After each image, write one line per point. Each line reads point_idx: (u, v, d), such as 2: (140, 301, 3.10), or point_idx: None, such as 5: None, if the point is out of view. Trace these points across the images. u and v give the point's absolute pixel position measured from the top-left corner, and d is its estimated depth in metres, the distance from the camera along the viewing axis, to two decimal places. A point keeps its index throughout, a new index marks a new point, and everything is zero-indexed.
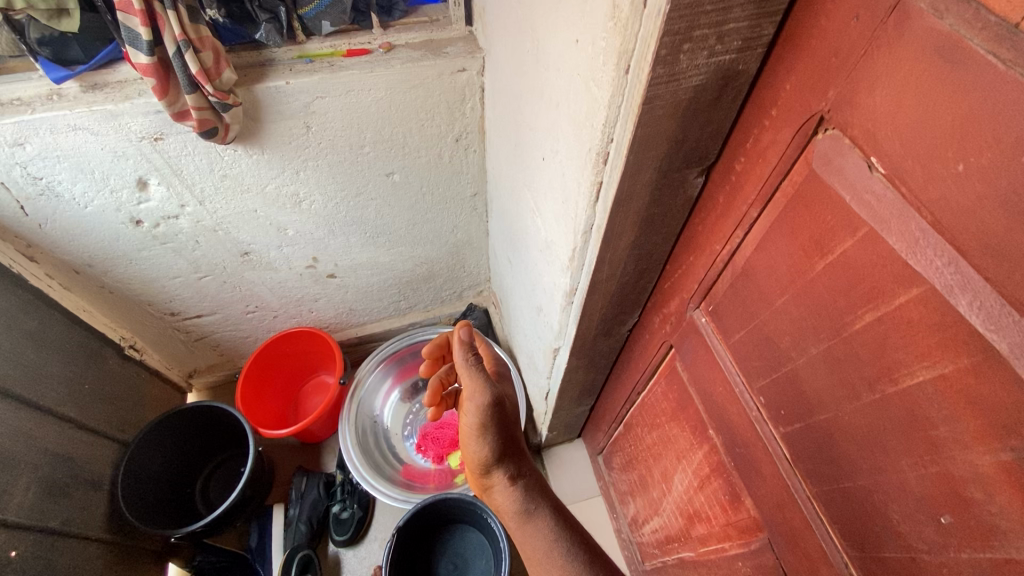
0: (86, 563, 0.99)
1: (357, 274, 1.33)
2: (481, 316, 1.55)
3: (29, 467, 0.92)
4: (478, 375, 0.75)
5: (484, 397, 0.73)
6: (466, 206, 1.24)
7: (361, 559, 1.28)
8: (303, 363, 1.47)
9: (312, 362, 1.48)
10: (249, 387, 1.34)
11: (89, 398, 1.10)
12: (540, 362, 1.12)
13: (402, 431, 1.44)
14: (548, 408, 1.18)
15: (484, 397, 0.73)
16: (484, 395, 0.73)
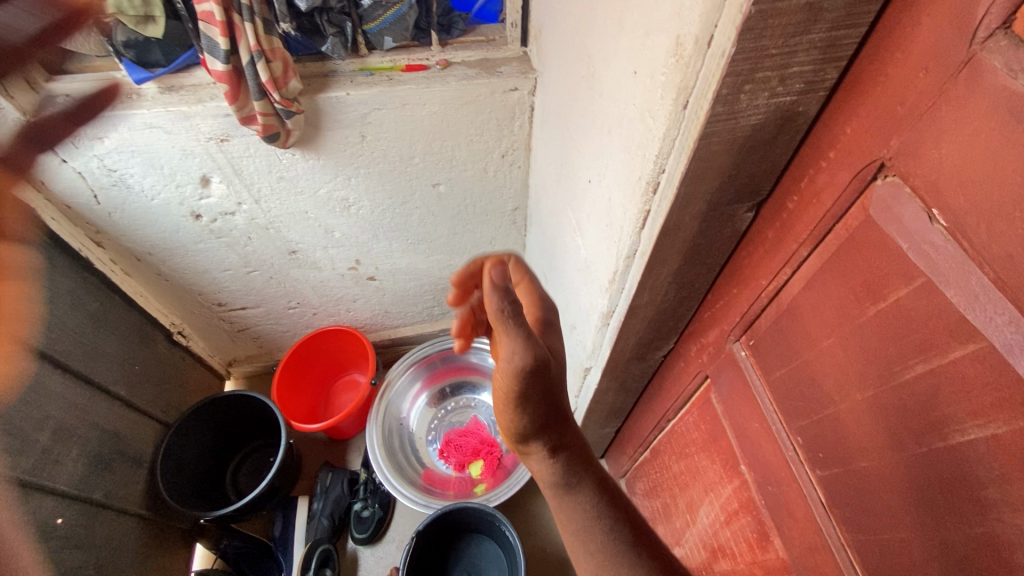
0: (122, 535, 1.04)
1: (396, 279, 1.36)
2: None
3: (81, 439, 0.98)
4: (517, 330, 0.48)
5: (522, 358, 0.48)
6: (506, 219, 1.26)
7: (379, 558, 1.30)
8: (337, 361, 1.51)
9: (345, 361, 1.52)
10: (285, 380, 1.39)
11: (139, 378, 1.16)
12: (569, 380, 1.12)
13: (426, 436, 1.47)
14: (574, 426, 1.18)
15: (524, 358, 0.48)
16: (522, 354, 0.48)
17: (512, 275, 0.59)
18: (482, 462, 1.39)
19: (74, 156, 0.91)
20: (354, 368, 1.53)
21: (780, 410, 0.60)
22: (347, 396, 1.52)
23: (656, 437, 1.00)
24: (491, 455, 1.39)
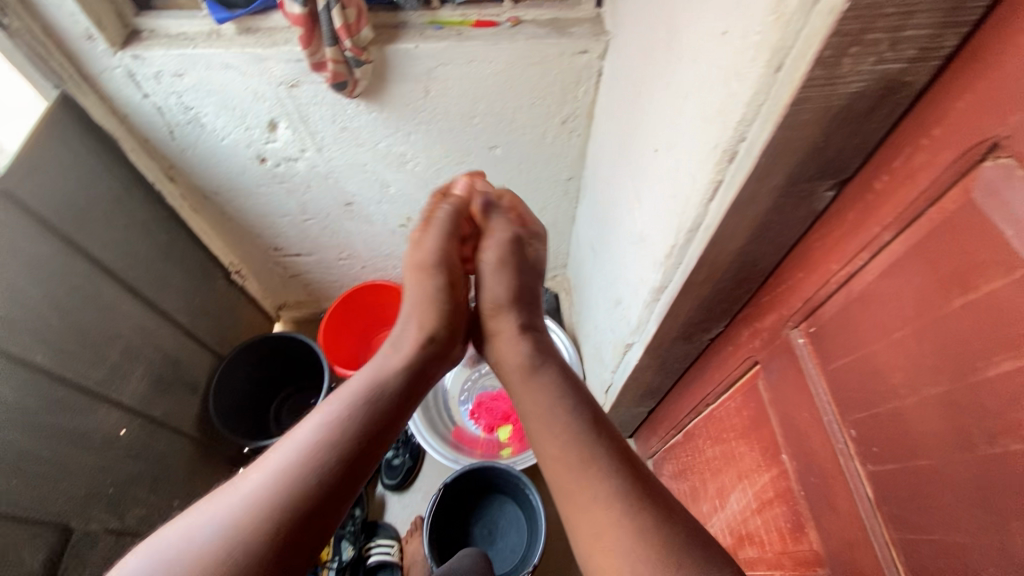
0: (175, 452, 1.12)
1: None
2: (551, 301, 1.56)
3: (146, 361, 1.05)
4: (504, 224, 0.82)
5: (504, 237, 0.80)
6: (559, 189, 1.25)
7: (404, 505, 1.37)
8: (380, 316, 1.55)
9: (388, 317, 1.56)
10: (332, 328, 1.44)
11: (198, 310, 1.23)
12: (607, 355, 1.12)
13: (459, 396, 1.48)
14: (608, 401, 1.18)
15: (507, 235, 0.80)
16: (506, 235, 0.80)
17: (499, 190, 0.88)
18: (510, 428, 1.42)
19: (155, 90, 0.95)
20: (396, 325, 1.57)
21: (834, 400, 0.58)
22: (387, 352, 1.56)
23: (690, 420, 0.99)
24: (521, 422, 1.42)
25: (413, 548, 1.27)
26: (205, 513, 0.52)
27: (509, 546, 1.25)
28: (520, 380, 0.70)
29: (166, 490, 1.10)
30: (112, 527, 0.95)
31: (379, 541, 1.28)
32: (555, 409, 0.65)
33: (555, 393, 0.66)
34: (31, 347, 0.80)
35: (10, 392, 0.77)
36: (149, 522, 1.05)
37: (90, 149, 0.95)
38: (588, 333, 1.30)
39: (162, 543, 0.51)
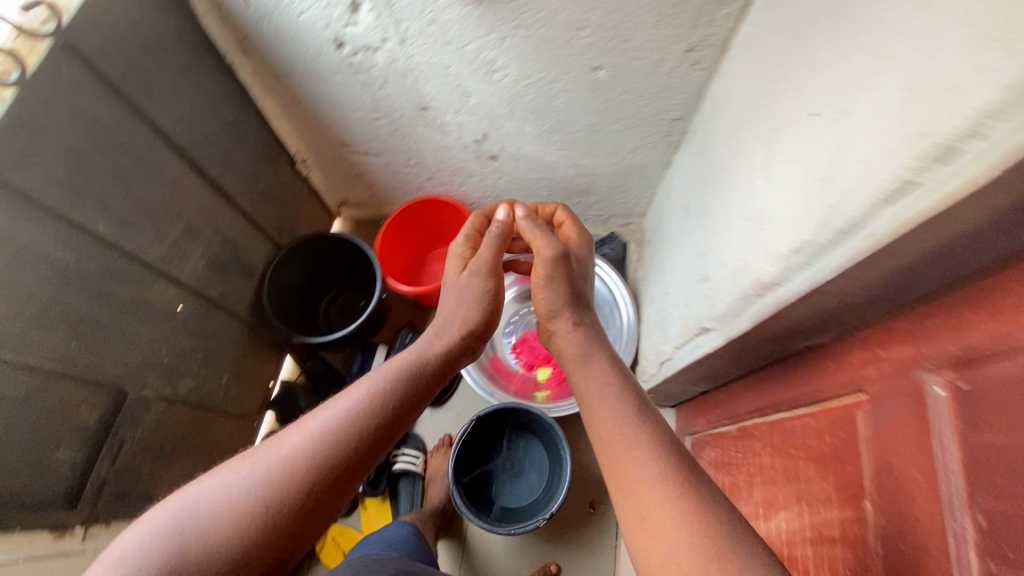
0: (228, 333, 1.15)
1: (517, 164, 1.26)
2: (619, 249, 1.45)
3: (205, 241, 1.04)
4: (551, 239, 0.95)
5: (552, 249, 0.92)
6: (660, 129, 1.08)
7: (434, 420, 1.39)
8: (438, 233, 1.49)
9: (445, 235, 1.50)
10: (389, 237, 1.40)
11: (260, 196, 1.19)
12: (672, 327, 1.03)
13: (504, 328, 1.43)
14: (660, 372, 1.10)
15: (553, 248, 0.93)
16: (551, 248, 0.93)
17: (561, 216, 1.08)
18: (550, 370, 1.38)
19: None
20: (452, 244, 1.52)
21: (969, 489, 0.46)
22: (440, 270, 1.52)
23: (751, 418, 0.90)
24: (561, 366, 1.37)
25: (437, 465, 1.30)
26: (244, 467, 0.66)
27: (527, 484, 1.24)
28: (578, 365, 0.83)
29: (216, 367, 1.14)
30: (164, 394, 0.99)
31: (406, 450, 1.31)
32: (603, 397, 0.75)
33: (604, 377, 0.78)
34: (92, 215, 0.79)
35: (71, 256, 0.77)
36: (199, 393, 1.10)
37: (159, 3, 0.87)
38: (654, 295, 1.20)
39: (205, 486, 0.64)
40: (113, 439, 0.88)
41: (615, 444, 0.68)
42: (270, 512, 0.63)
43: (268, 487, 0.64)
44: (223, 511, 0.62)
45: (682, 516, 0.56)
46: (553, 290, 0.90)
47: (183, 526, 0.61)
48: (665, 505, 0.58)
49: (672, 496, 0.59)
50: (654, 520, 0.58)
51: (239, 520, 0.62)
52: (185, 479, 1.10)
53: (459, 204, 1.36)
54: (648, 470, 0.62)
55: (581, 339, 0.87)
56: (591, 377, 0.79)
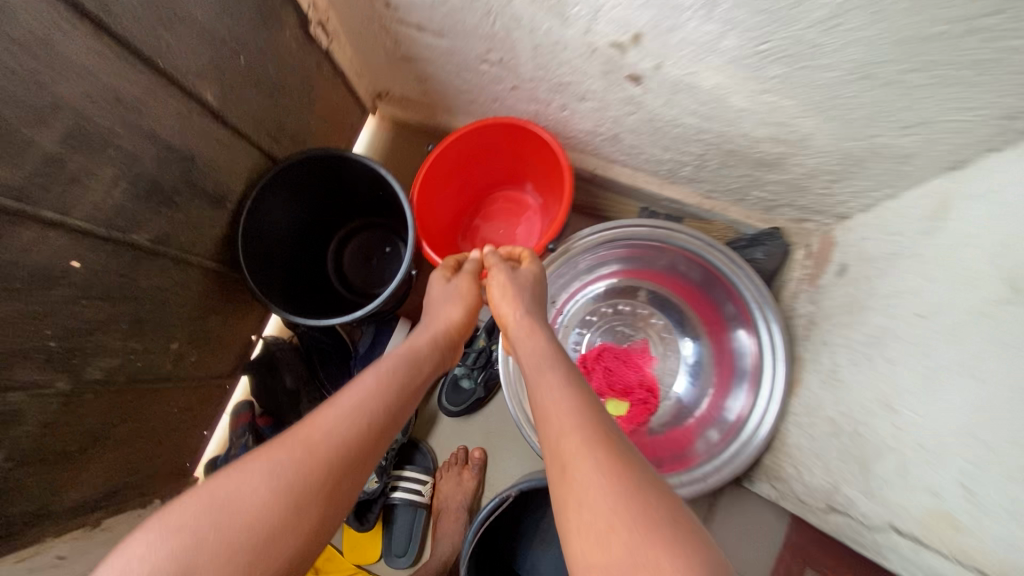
0: (177, 288, 0.76)
1: (669, 100, 0.73)
2: (776, 256, 0.94)
3: (124, 155, 0.60)
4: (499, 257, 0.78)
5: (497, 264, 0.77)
6: (992, 116, 0.53)
7: (456, 432, 1.00)
8: (514, 169, 1.01)
9: (524, 175, 1.01)
10: (439, 168, 0.94)
11: (242, 76, 0.72)
12: (905, 489, 0.57)
13: (574, 330, 1.01)
14: (841, 528, 0.66)
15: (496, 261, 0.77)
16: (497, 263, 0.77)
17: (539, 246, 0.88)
18: (625, 407, 0.96)
19: None
20: (532, 189, 1.03)
21: None
22: (504, 222, 1.06)
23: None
24: (645, 405, 0.95)
25: (446, 494, 0.94)
26: (267, 461, 0.46)
27: None
28: (535, 361, 0.63)
29: (159, 334, 0.77)
30: (58, 389, 0.64)
31: (410, 474, 0.96)
32: (542, 363, 0.61)
33: (554, 347, 0.64)
34: None
35: None
36: (129, 372, 0.74)
37: None
38: (842, 376, 0.72)
39: (217, 491, 0.44)
40: None
41: (552, 408, 0.54)
42: (307, 516, 0.45)
43: (300, 477, 0.46)
44: (244, 516, 0.43)
45: (610, 483, 0.45)
46: (502, 285, 0.73)
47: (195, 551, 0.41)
48: (593, 469, 0.46)
49: (587, 456, 0.48)
50: (580, 492, 0.46)
51: (270, 527, 0.43)
52: (111, 477, 0.79)
53: (555, 142, 0.86)
54: (571, 434, 0.51)
55: (535, 328, 0.67)
56: (535, 360, 0.62)
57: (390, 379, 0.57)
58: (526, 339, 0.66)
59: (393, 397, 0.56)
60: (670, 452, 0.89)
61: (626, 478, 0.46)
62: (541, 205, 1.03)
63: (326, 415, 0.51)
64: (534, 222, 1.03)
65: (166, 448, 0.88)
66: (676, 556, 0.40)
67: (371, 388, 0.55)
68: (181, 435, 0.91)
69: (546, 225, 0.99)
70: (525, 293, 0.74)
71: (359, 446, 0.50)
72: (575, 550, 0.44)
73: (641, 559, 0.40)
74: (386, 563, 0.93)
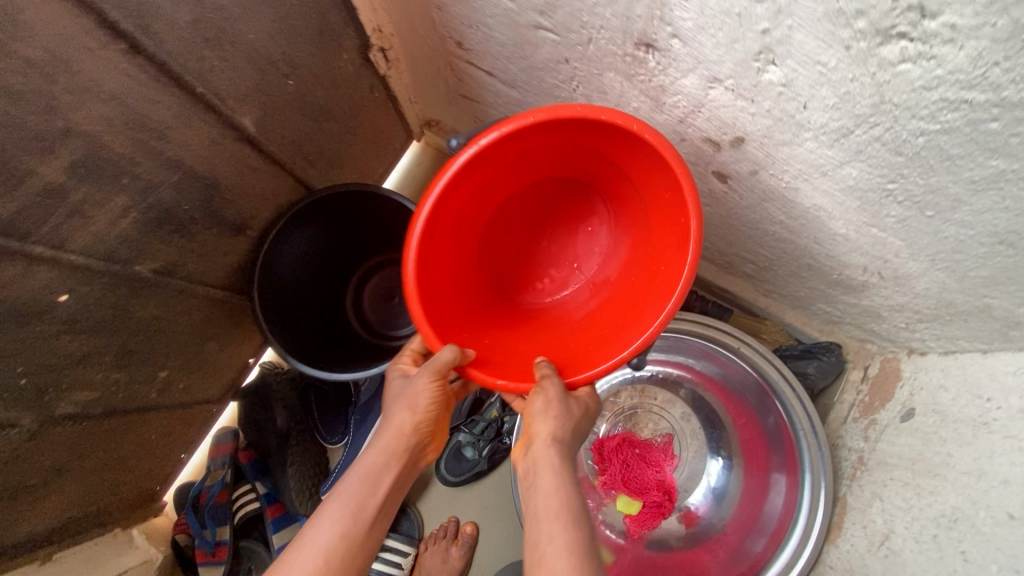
0: (177, 318, 0.69)
1: (755, 204, 0.64)
2: (829, 374, 0.85)
3: (140, 183, 0.52)
4: (549, 367, 0.61)
5: (547, 370, 0.60)
6: None
7: (450, 499, 0.92)
8: (594, 169, 0.67)
9: (607, 181, 0.68)
10: (467, 182, 0.61)
11: (288, 102, 0.65)
12: None
13: (593, 408, 0.93)
14: None
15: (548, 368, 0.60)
16: (547, 371, 0.60)
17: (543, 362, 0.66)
18: (636, 505, 0.86)
19: None
20: (610, 196, 0.70)
21: None
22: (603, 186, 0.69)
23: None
24: (659, 509, 0.86)
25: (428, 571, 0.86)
26: None
27: None
28: (545, 515, 0.48)
29: (148, 364, 0.69)
30: (24, 425, 0.57)
31: (394, 542, 0.88)
32: (555, 522, 0.47)
33: (576, 503, 0.49)
34: None
35: None
36: (106, 405, 0.67)
37: None
38: (898, 549, 0.64)
39: None
40: None
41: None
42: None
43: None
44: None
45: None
46: (547, 407, 0.56)
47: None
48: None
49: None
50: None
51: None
52: (69, 506, 0.72)
53: (688, 187, 0.55)
54: None
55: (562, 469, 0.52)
56: (546, 509, 0.49)
57: (351, 517, 0.50)
58: (540, 461, 0.52)
59: (360, 529, 0.50)
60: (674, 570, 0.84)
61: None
62: (614, 221, 0.72)
63: (298, 550, 0.48)
64: (598, 237, 0.73)
65: (134, 474, 0.81)
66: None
67: (345, 508, 0.50)
68: (155, 459, 0.84)
69: (617, 272, 0.71)
70: (568, 419, 0.57)
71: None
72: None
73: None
74: None
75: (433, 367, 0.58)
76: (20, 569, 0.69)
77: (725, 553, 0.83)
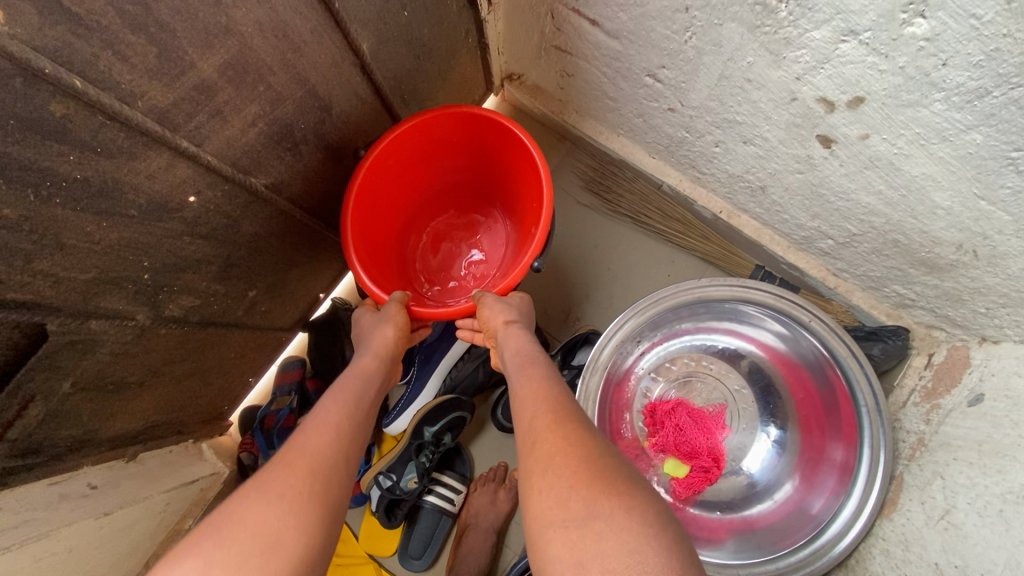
0: (270, 238, 0.71)
1: (855, 173, 0.64)
2: (891, 358, 0.86)
3: (273, 95, 0.54)
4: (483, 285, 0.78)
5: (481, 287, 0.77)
6: None
7: (502, 445, 0.96)
8: (443, 195, 0.91)
9: (477, 172, 0.87)
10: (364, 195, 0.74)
11: (398, 35, 0.66)
12: None
13: (649, 373, 0.94)
14: None
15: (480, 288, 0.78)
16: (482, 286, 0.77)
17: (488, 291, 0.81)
18: (683, 470, 0.89)
19: None
20: (490, 191, 0.90)
21: None
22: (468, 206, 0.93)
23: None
24: (705, 474, 0.89)
25: (476, 509, 0.90)
26: (257, 478, 0.46)
27: None
28: (517, 362, 0.61)
29: (242, 280, 0.72)
30: (139, 321, 0.60)
31: (448, 479, 0.92)
32: (522, 363, 0.61)
33: (531, 347, 0.64)
34: None
35: None
36: (202, 314, 0.70)
37: None
38: (960, 523, 0.65)
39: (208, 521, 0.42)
40: (12, 398, 0.52)
41: (529, 391, 0.55)
42: (310, 520, 0.44)
43: (289, 485, 0.45)
44: (247, 528, 0.42)
45: (581, 453, 0.45)
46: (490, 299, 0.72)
47: (207, 562, 0.39)
48: (562, 439, 0.47)
49: (560, 430, 0.48)
50: (548, 464, 0.46)
51: (299, 520, 0.44)
52: (156, 412, 0.76)
53: (534, 146, 0.73)
54: (545, 413, 0.51)
55: (521, 335, 0.66)
56: (513, 361, 0.62)
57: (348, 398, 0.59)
58: (501, 342, 0.67)
59: (357, 409, 0.58)
60: (714, 530, 0.86)
61: (587, 450, 0.46)
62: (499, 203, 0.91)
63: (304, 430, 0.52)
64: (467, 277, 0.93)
65: (211, 388, 0.85)
66: (634, 510, 0.40)
67: (347, 395, 0.59)
68: (229, 377, 0.88)
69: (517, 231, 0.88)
70: (514, 305, 0.72)
71: (348, 447, 0.52)
72: (538, 519, 0.43)
73: (597, 518, 0.40)
74: (398, 559, 0.91)
75: (396, 299, 0.73)
76: (111, 464, 0.73)
77: (771, 516, 0.85)
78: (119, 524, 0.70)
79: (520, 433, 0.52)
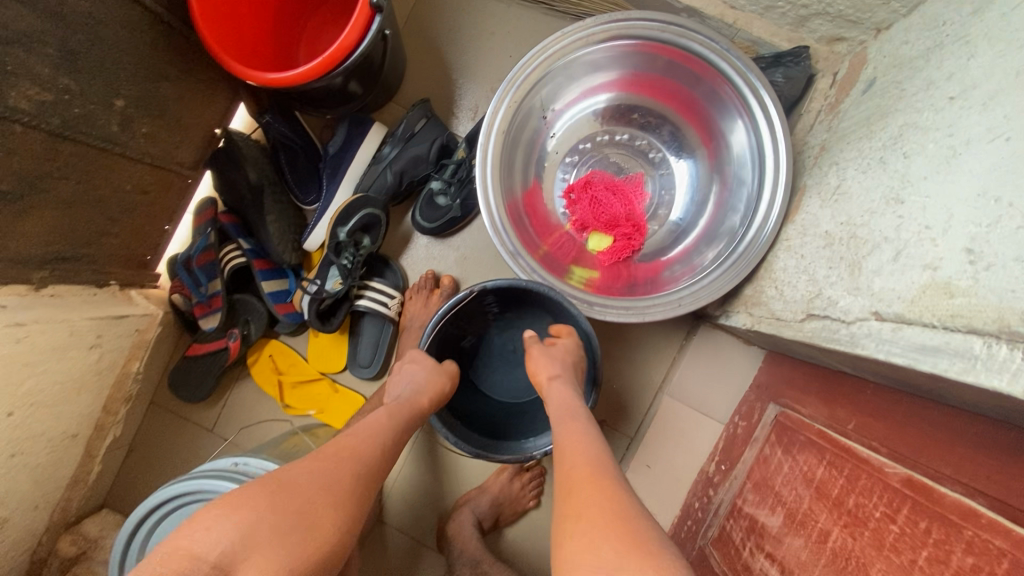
0: (108, 24, 0.68)
1: None
2: (799, 82, 0.83)
3: None
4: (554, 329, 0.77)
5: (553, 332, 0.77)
6: None
7: (430, 254, 0.97)
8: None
9: None
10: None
11: None
12: (893, 277, 0.49)
13: (564, 156, 0.93)
14: (813, 330, 0.59)
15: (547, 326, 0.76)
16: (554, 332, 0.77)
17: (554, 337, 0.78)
18: (608, 241, 0.90)
19: None
20: None
21: None
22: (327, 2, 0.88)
23: (929, 484, 0.49)
24: (628, 241, 0.89)
25: (412, 311, 0.93)
26: (312, 463, 0.52)
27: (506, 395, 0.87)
28: (566, 429, 0.58)
29: (97, 80, 0.69)
30: None
31: (378, 285, 0.92)
32: (576, 431, 0.57)
33: (589, 420, 0.60)
34: None
35: None
36: (61, 118, 0.67)
37: None
38: (848, 188, 0.64)
39: (263, 484, 0.49)
40: None
41: (583, 461, 0.52)
42: (344, 510, 0.51)
43: (337, 472, 0.52)
44: (295, 501, 0.48)
45: (614, 509, 0.45)
46: (546, 351, 0.70)
47: (256, 521, 0.46)
48: (637, 524, 0.44)
49: (596, 484, 0.48)
50: (579, 513, 0.45)
51: (338, 498, 0.51)
52: (57, 241, 0.74)
53: None
54: (606, 491, 0.47)
55: (570, 398, 0.63)
56: (562, 419, 0.60)
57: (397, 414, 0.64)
58: (553, 402, 0.64)
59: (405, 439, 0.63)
60: (645, 281, 0.87)
61: (613, 507, 0.45)
62: None
63: (359, 431, 0.59)
64: None
65: (119, 228, 0.84)
66: None
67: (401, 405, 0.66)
68: (139, 219, 0.87)
69: None
70: (565, 361, 0.70)
71: (383, 461, 0.58)
72: None
73: (626, 571, 0.40)
74: (349, 371, 0.95)
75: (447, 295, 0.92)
76: (19, 291, 0.73)
77: (691, 252, 0.87)
78: (38, 343, 0.72)
79: (558, 483, 0.52)
